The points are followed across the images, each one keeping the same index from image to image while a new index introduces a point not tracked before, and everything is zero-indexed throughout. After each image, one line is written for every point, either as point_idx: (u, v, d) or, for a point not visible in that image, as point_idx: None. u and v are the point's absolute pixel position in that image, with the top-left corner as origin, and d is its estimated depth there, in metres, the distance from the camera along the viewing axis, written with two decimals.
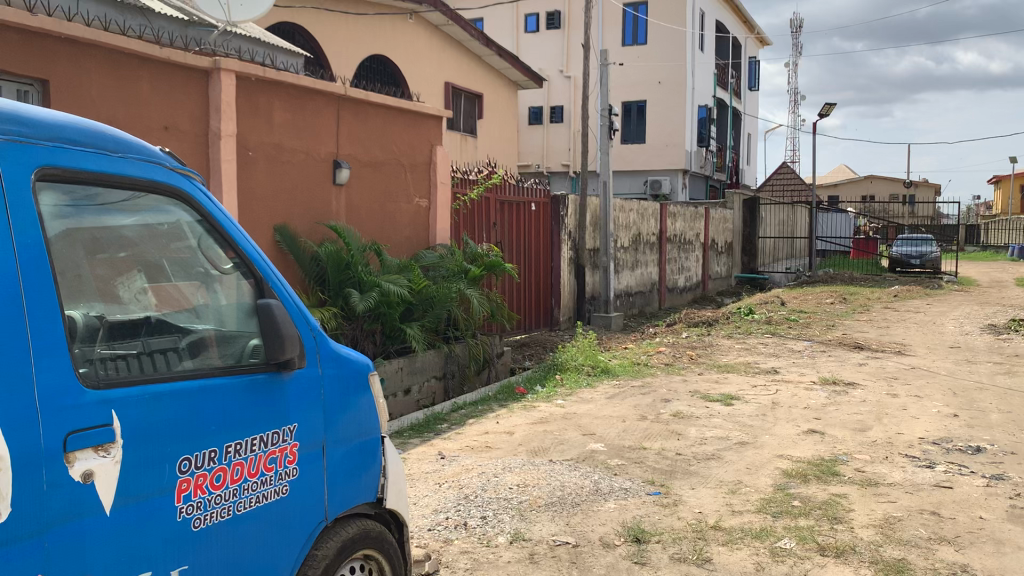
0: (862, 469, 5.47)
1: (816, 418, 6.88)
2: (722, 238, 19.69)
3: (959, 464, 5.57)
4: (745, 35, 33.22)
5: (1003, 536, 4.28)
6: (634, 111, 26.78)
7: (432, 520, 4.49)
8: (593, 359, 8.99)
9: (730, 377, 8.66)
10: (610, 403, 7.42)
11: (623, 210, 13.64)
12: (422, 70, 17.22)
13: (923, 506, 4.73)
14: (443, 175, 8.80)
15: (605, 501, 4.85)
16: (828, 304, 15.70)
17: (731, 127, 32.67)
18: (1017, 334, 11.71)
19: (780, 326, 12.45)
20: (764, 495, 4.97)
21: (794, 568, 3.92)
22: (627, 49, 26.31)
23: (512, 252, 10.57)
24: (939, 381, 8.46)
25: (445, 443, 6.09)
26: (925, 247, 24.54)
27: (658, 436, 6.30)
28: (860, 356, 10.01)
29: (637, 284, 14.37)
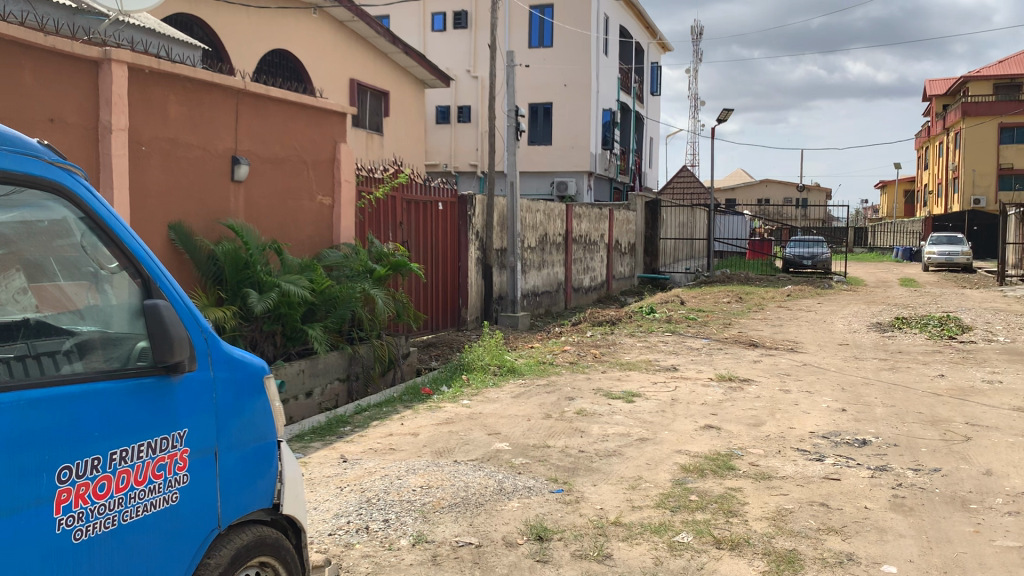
0: (757, 463, 5.65)
1: (713, 414, 7.07)
2: (626, 239, 20.04)
3: (846, 456, 5.81)
4: (648, 41, 33.92)
5: (886, 525, 4.48)
6: (541, 113, 26.95)
7: (332, 525, 4.40)
8: (499, 359, 8.99)
9: (632, 375, 8.81)
10: (516, 402, 7.43)
11: (530, 210, 13.72)
12: (326, 66, 16.94)
13: (813, 498, 4.92)
14: (347, 173, 8.66)
15: (508, 500, 4.85)
16: (725, 303, 16.18)
17: (634, 131, 33.32)
18: (899, 331, 12.33)
19: (680, 325, 12.74)
20: (663, 490, 5.08)
21: (692, 562, 4.01)
22: (533, 51, 26.50)
23: (418, 252, 10.49)
24: (828, 377, 8.82)
25: (347, 446, 5.99)
26: (816, 249, 25.65)
27: (562, 434, 6.35)
28: (754, 354, 10.35)
29: (543, 283, 14.48)
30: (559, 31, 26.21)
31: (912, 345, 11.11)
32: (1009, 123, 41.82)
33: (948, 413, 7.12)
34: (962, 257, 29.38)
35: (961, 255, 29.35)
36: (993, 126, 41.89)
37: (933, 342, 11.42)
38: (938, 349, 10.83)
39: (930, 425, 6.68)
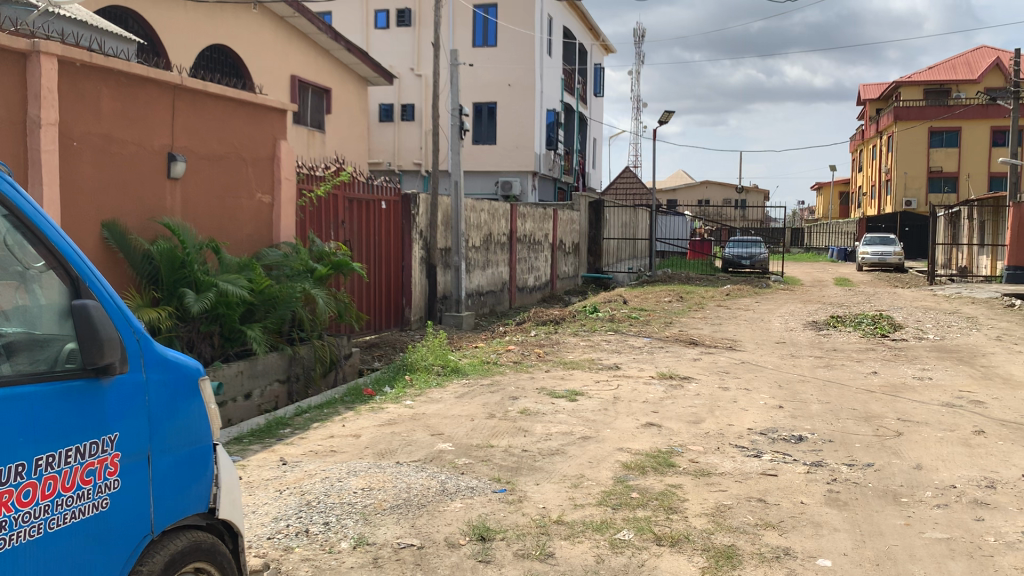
0: (696, 460, 5.72)
1: (654, 412, 7.14)
2: (570, 239, 20.14)
3: (783, 452, 5.93)
4: (591, 42, 34.19)
5: (820, 519, 4.58)
6: (485, 112, 26.89)
7: (271, 528, 4.32)
8: (443, 359, 8.94)
9: (575, 374, 8.85)
10: (459, 402, 7.41)
11: (475, 210, 13.68)
12: (266, 62, 16.66)
13: (750, 494, 5.00)
14: (287, 170, 8.53)
15: (451, 500, 4.83)
16: (666, 302, 16.40)
17: (578, 131, 33.52)
18: (834, 329, 12.62)
19: (623, 324, 12.85)
20: (605, 488, 5.10)
21: (633, 559, 4.04)
22: (477, 50, 26.45)
23: (360, 251, 10.38)
24: (766, 375, 8.99)
25: (287, 448, 5.90)
26: (754, 249, 26.15)
27: (505, 434, 6.34)
28: (694, 352, 10.49)
29: (488, 283, 14.45)
30: (503, 31, 26.23)
31: (847, 343, 11.39)
32: (938, 128, 43.09)
33: (880, 409, 7.31)
34: (894, 257, 30.23)
35: (893, 256, 30.20)
36: (922, 131, 43.05)
37: (867, 339, 11.72)
38: (871, 347, 11.12)
39: (863, 422, 6.85)
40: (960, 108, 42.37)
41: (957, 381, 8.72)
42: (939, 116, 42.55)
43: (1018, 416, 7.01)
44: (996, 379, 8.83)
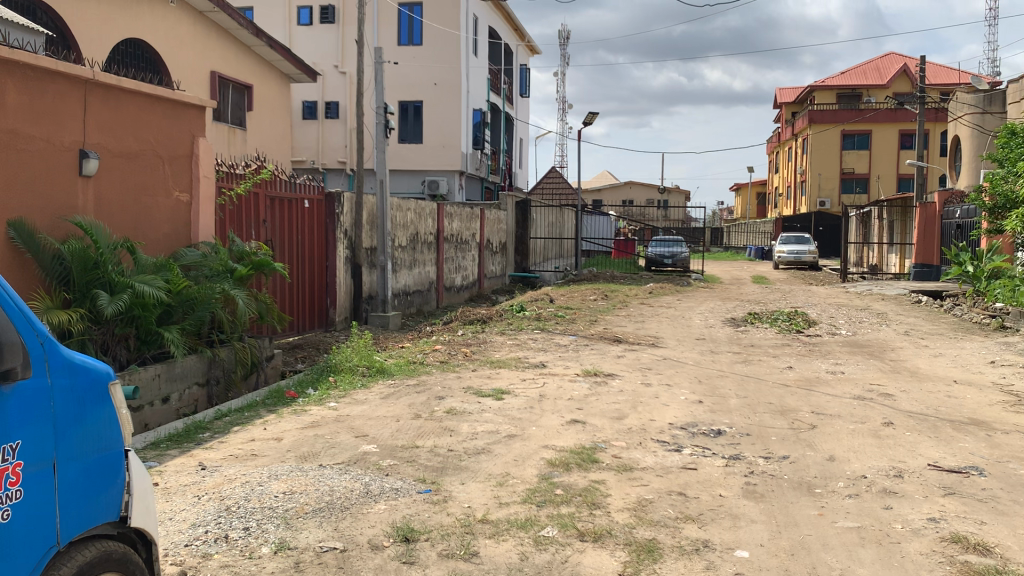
0: (619, 455, 5.80)
1: (579, 409, 7.21)
2: (497, 239, 20.16)
3: (703, 446, 6.06)
4: (516, 43, 34.32)
5: (738, 511, 4.69)
6: (410, 111, 26.69)
7: (189, 535, 4.20)
8: (368, 359, 8.83)
9: (502, 372, 8.87)
10: (384, 403, 7.34)
11: (401, 209, 13.58)
12: (185, 57, 16.22)
13: (671, 488, 5.09)
14: (205, 168, 8.32)
15: (375, 502, 4.78)
16: (591, 300, 16.59)
17: (504, 132, 33.60)
18: (751, 326, 12.96)
19: (549, 323, 12.93)
20: (530, 485, 5.13)
21: (556, 555, 4.07)
22: (402, 48, 26.28)
23: (282, 251, 10.19)
24: (687, 370, 9.18)
25: (206, 453, 5.76)
26: (677, 248, 26.63)
27: (431, 434, 6.32)
28: (618, 349, 10.63)
29: (414, 283, 14.36)
30: (428, 30, 26.13)
31: (764, 339, 11.70)
32: (850, 130, 44.56)
33: (796, 402, 7.54)
34: (809, 255, 31.21)
35: (808, 254, 31.17)
36: (836, 134, 44.50)
37: (783, 335, 12.08)
38: (786, 342, 11.46)
39: (779, 415, 7.04)
40: (871, 112, 43.89)
41: (867, 374, 9.06)
42: (851, 119, 43.98)
43: (924, 408, 7.31)
44: (903, 372, 9.20)
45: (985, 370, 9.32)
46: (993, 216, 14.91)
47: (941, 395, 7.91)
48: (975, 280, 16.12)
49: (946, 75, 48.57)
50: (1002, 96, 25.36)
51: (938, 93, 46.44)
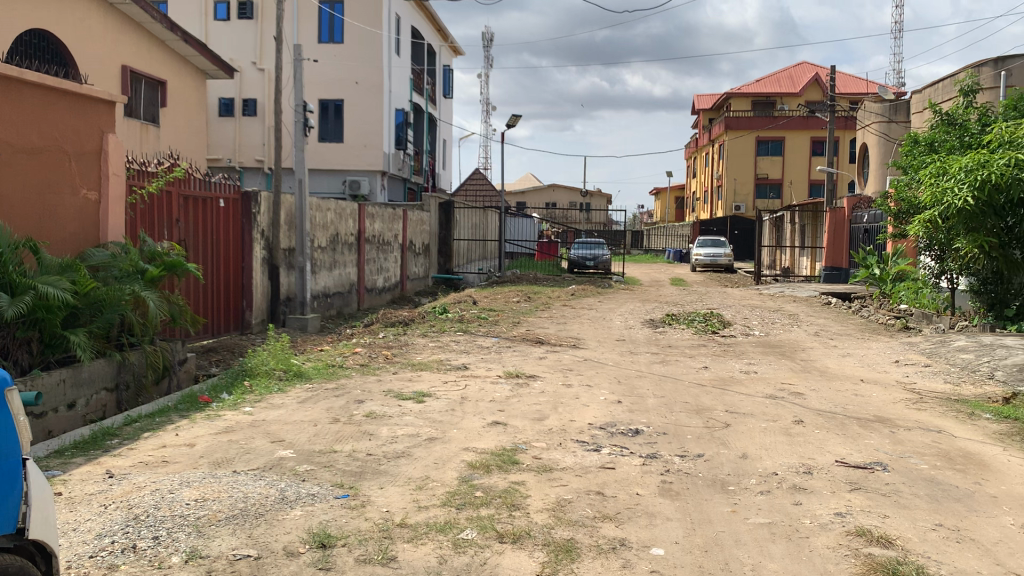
0: (539, 456, 5.82)
1: (500, 410, 7.22)
2: (420, 240, 20.05)
3: (621, 446, 6.13)
4: (439, 44, 34.21)
5: (655, 509, 4.76)
6: (331, 110, 26.33)
7: (94, 546, 4.04)
8: (285, 363, 8.67)
9: (423, 375, 8.81)
10: (302, 407, 7.22)
11: (320, 209, 13.38)
12: (94, 50, 15.64)
13: (590, 488, 5.13)
14: (115, 166, 8.04)
15: (291, 508, 4.68)
16: (514, 302, 16.64)
17: (427, 132, 33.47)
18: (669, 327, 13.20)
19: (471, 324, 12.92)
20: (449, 488, 5.11)
21: (475, 558, 4.06)
22: (322, 46, 25.93)
23: (196, 251, 9.92)
24: (606, 371, 9.30)
25: (114, 460, 5.55)
26: (599, 250, 26.98)
27: (350, 438, 6.23)
28: (540, 351, 10.69)
29: (334, 285, 14.15)
30: (350, 28, 25.83)
31: (681, 340, 11.94)
32: (764, 137, 45.89)
33: (711, 401, 7.71)
34: (725, 258, 31.99)
35: (724, 257, 31.94)
36: (751, 140, 45.80)
37: (699, 336, 12.37)
38: (702, 343, 11.71)
39: (695, 414, 7.19)
40: (784, 119, 45.29)
41: (779, 373, 9.33)
42: (765, 126, 45.54)
43: (832, 406, 7.57)
44: (813, 371, 9.52)
45: (889, 368, 9.72)
46: (897, 221, 15.58)
47: (848, 394, 8.20)
48: (881, 282, 16.87)
49: (854, 85, 50.46)
50: (906, 106, 26.46)
51: (847, 102, 48.24)
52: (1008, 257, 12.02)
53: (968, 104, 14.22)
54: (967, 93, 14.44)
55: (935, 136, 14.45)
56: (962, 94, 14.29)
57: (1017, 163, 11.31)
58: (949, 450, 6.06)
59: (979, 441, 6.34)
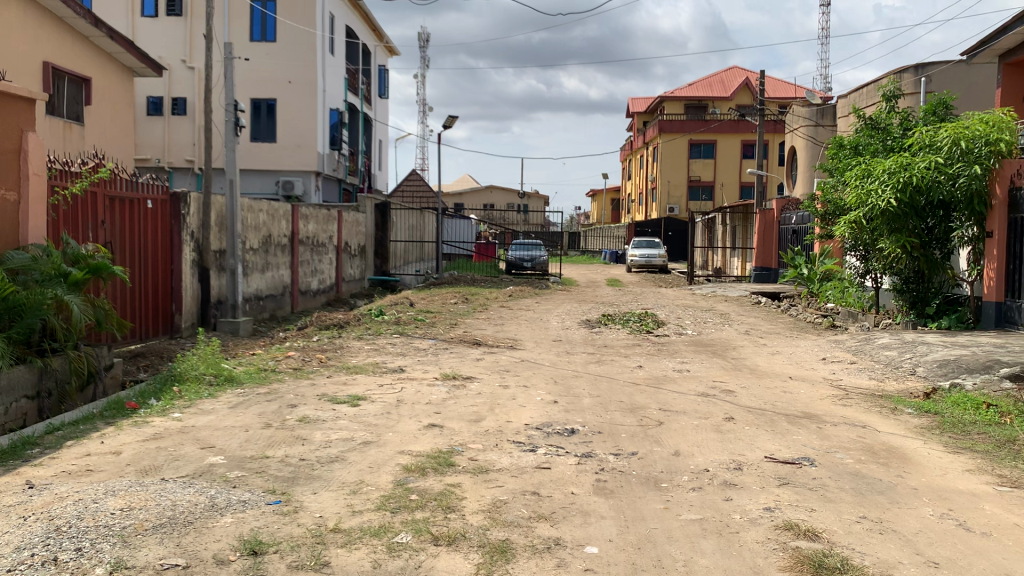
0: (475, 458, 5.82)
1: (436, 413, 7.18)
2: (356, 241, 19.84)
3: (556, 446, 6.15)
4: (374, 44, 33.94)
5: (589, 508, 4.80)
6: (264, 109, 25.90)
7: (12, 560, 3.90)
8: (215, 368, 8.52)
9: (358, 378, 8.73)
10: (233, 412, 7.07)
11: (252, 210, 13.15)
12: (14, 46, 15.11)
13: (525, 488, 5.15)
14: (34, 166, 7.76)
15: (221, 516, 4.58)
16: (452, 304, 16.59)
17: (362, 133, 33.16)
18: (605, 327, 13.34)
19: (408, 327, 12.85)
20: (384, 492, 5.06)
21: (410, 561, 4.03)
22: (254, 45, 25.49)
23: (122, 253, 9.66)
24: (543, 371, 9.35)
25: (34, 470, 5.36)
26: (536, 252, 27.13)
27: (282, 443, 6.13)
28: (477, 352, 10.68)
29: (267, 287, 13.92)
30: (282, 26, 25.45)
31: (616, 340, 12.06)
32: (697, 140, 46.69)
33: (645, 400, 7.81)
34: (659, 258, 32.47)
35: (658, 258, 32.41)
36: (683, 142, 46.61)
37: (634, 335, 12.53)
38: (637, 342, 11.86)
39: (629, 413, 7.28)
40: (716, 122, 46.15)
41: (711, 372, 9.50)
42: (697, 130, 46.19)
43: (762, 403, 7.74)
44: (744, 369, 9.71)
45: (816, 365, 9.97)
46: (824, 222, 16.00)
47: (777, 390, 8.39)
48: (809, 282, 17.31)
49: (783, 89, 51.74)
50: (833, 111, 27.28)
51: (776, 106, 49.45)
52: (929, 257, 12.45)
53: (891, 109, 14.68)
54: (890, 98, 14.90)
55: (859, 139, 14.85)
56: (885, 99, 14.72)
57: (936, 166, 11.85)
58: (874, 445, 6.25)
59: (901, 435, 6.55)
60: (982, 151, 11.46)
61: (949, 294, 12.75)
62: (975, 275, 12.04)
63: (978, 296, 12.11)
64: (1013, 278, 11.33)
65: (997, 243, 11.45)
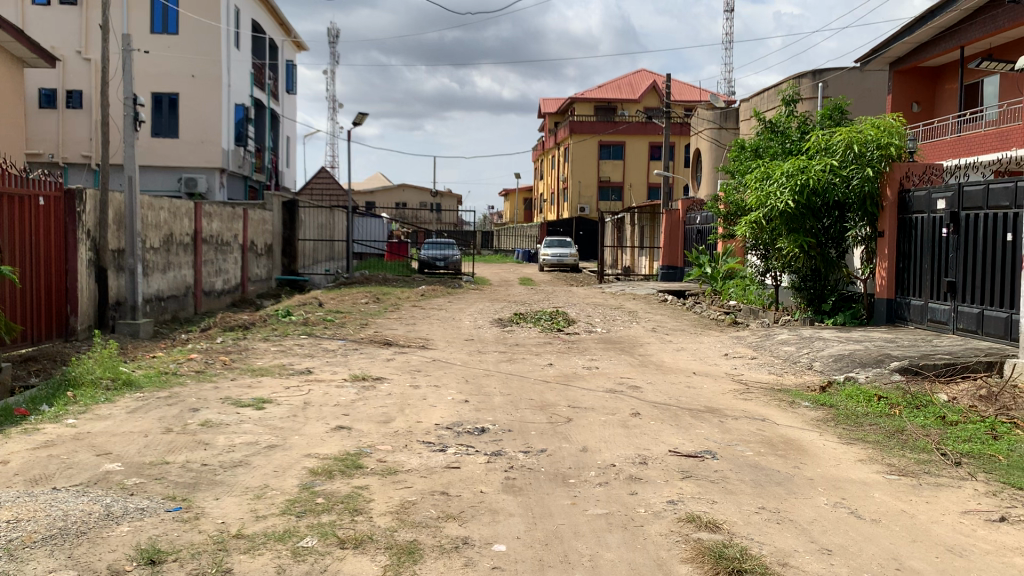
0: (384, 459, 5.76)
1: (344, 414, 7.09)
2: (262, 240, 19.38)
3: (466, 445, 6.15)
4: (281, 39, 33.22)
5: (498, 506, 4.82)
6: (165, 103, 25.04)
7: None
8: (113, 371, 8.21)
9: (263, 381, 8.53)
10: (132, 417, 6.82)
11: (152, 208, 12.70)
12: None
13: (434, 488, 5.13)
14: None
15: (117, 524, 4.41)
16: (363, 304, 16.40)
17: (269, 129, 32.42)
18: (516, 325, 13.42)
19: (316, 327, 12.63)
20: (289, 496, 4.96)
21: (315, 566, 3.96)
22: (155, 37, 24.63)
23: (11, 253, 9.19)
24: (454, 371, 9.34)
25: None
26: (449, 251, 27.16)
27: (183, 448, 5.94)
28: (387, 353, 10.58)
29: (168, 288, 13.46)
30: (185, 19, 24.67)
31: (528, 338, 12.13)
32: (606, 141, 47.42)
33: (554, 397, 7.88)
34: (571, 258, 32.85)
35: (570, 257, 32.78)
36: (593, 143, 47.28)
37: (545, 333, 12.64)
38: (548, 340, 11.98)
39: (539, 410, 7.34)
40: (625, 124, 47.03)
41: (618, 369, 9.65)
42: (607, 131, 46.93)
43: (667, 398, 7.91)
44: (650, 365, 9.88)
45: (719, 361, 10.25)
46: (726, 223, 16.47)
47: (682, 386, 8.59)
48: (712, 280, 17.79)
49: (689, 92, 53.10)
50: (735, 114, 28.11)
51: (682, 109, 50.79)
52: (825, 256, 12.99)
53: (790, 113, 15.19)
54: (789, 102, 15.42)
55: (759, 142, 15.28)
56: (783, 104, 15.21)
57: (831, 169, 12.35)
58: (772, 437, 6.47)
59: (798, 427, 6.81)
60: (873, 155, 12.09)
61: (844, 292, 13.27)
62: (868, 273, 12.59)
63: (872, 293, 12.64)
64: (902, 276, 11.87)
65: (888, 242, 11.99)
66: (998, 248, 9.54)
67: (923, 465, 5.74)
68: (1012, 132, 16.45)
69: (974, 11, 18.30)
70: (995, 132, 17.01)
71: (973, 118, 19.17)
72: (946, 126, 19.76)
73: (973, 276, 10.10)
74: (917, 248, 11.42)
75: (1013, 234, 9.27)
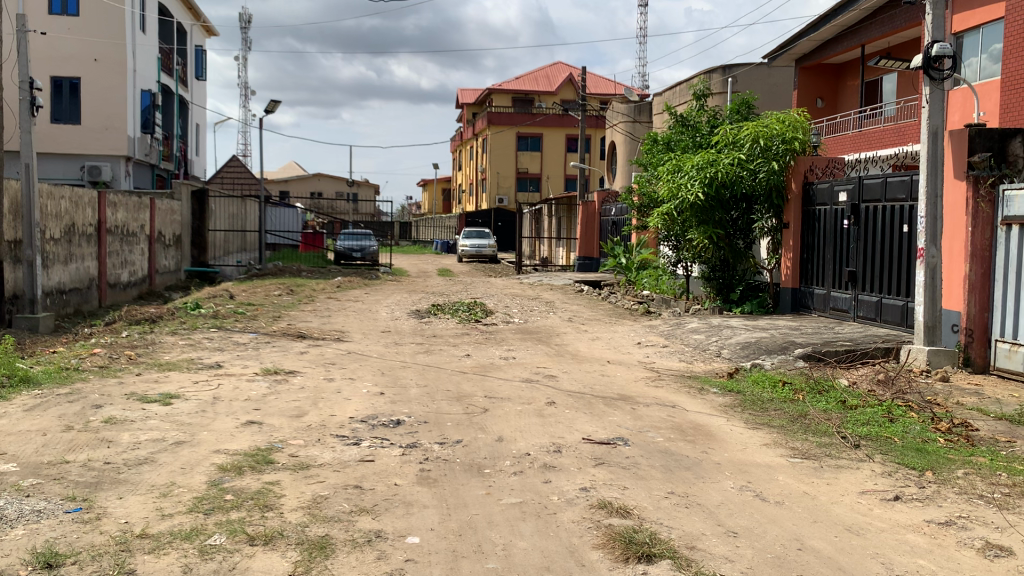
0: (295, 454, 5.66)
1: (255, 409, 6.94)
2: (169, 231, 18.78)
3: (381, 438, 6.10)
4: (190, 22, 32.20)
5: (411, 498, 4.80)
6: (65, 88, 23.96)
7: None
8: (9, 368, 7.85)
9: (171, 375, 8.27)
10: (28, 415, 6.54)
11: (53, 196, 12.18)
12: None
13: (348, 482, 5.08)
14: None
15: (11, 528, 4.23)
16: (275, 296, 16.06)
17: (178, 117, 31.40)
18: (434, 316, 13.39)
19: (227, 320, 12.33)
20: (197, 494, 4.84)
21: (223, 564, 3.88)
22: (54, 18, 23.56)
23: None
24: (369, 362, 9.25)
25: None
26: (365, 241, 26.88)
27: (84, 447, 5.73)
28: (301, 345, 10.41)
29: (70, 280, 12.94)
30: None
31: (445, 329, 12.11)
32: (523, 133, 47.67)
33: (470, 389, 7.86)
34: (489, 249, 32.91)
35: (488, 248, 32.87)
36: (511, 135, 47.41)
37: (462, 324, 12.65)
38: (465, 331, 11.98)
39: (455, 401, 7.33)
40: (542, 115, 47.36)
41: (535, 358, 9.71)
42: (524, 122, 47.19)
43: (581, 387, 8.00)
44: (566, 355, 10.00)
45: (633, 350, 10.43)
46: (639, 215, 16.77)
47: (596, 374, 8.71)
48: (627, 271, 18.14)
49: (605, 85, 53.79)
50: (649, 108, 28.63)
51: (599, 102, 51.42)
52: (733, 247, 13.37)
53: (700, 107, 15.54)
54: (699, 97, 15.74)
55: (671, 135, 15.60)
56: (694, 98, 15.51)
57: (738, 162, 12.63)
58: (681, 423, 6.62)
59: (707, 413, 7.00)
60: (778, 149, 12.48)
61: (751, 281, 13.72)
62: (773, 263, 13.02)
63: (777, 283, 13.11)
64: (806, 266, 12.34)
65: (792, 234, 12.43)
66: (896, 238, 9.97)
67: (824, 448, 5.97)
68: (907, 128, 17.27)
69: (872, 10, 18.95)
70: (892, 128, 17.78)
71: (872, 114, 19.98)
72: (848, 121, 20.55)
73: (872, 266, 10.51)
74: (820, 239, 11.86)
75: (909, 225, 9.71)
